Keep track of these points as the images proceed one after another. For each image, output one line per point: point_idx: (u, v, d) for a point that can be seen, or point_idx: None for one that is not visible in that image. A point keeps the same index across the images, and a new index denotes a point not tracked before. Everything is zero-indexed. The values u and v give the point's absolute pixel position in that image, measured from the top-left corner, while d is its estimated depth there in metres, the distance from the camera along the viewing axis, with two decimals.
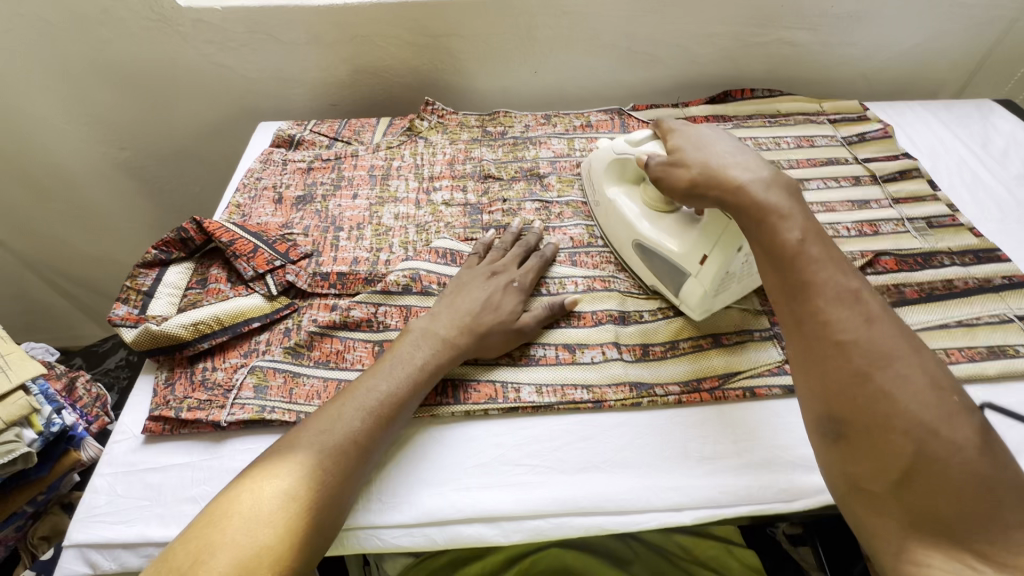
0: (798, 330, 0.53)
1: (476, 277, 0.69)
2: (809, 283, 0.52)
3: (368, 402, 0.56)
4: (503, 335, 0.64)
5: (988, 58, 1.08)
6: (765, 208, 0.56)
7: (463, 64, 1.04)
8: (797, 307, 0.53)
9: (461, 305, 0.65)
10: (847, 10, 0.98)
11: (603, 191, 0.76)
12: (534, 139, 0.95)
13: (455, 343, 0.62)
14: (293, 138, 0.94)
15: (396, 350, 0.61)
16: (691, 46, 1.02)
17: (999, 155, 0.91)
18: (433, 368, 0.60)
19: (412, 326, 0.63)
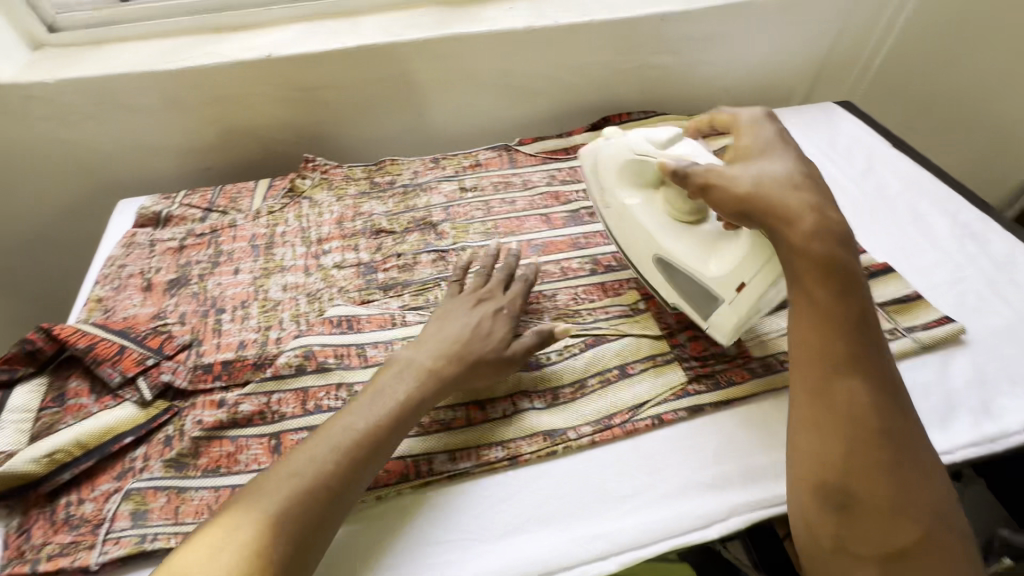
0: (825, 343, 0.55)
1: (461, 301, 0.69)
2: (841, 313, 0.56)
3: (336, 445, 0.54)
4: (488, 358, 0.64)
5: (826, 64, 1.20)
6: (827, 233, 0.56)
7: (341, 115, 1.01)
8: (826, 319, 0.56)
9: (448, 330, 0.65)
10: (699, 33, 1.06)
11: (613, 194, 0.72)
12: (424, 186, 0.93)
13: (439, 372, 0.61)
14: (160, 216, 0.87)
15: (377, 384, 0.60)
16: (565, 78, 1.06)
17: (845, 152, 1.01)
18: (415, 400, 0.59)
19: (397, 357, 0.62)
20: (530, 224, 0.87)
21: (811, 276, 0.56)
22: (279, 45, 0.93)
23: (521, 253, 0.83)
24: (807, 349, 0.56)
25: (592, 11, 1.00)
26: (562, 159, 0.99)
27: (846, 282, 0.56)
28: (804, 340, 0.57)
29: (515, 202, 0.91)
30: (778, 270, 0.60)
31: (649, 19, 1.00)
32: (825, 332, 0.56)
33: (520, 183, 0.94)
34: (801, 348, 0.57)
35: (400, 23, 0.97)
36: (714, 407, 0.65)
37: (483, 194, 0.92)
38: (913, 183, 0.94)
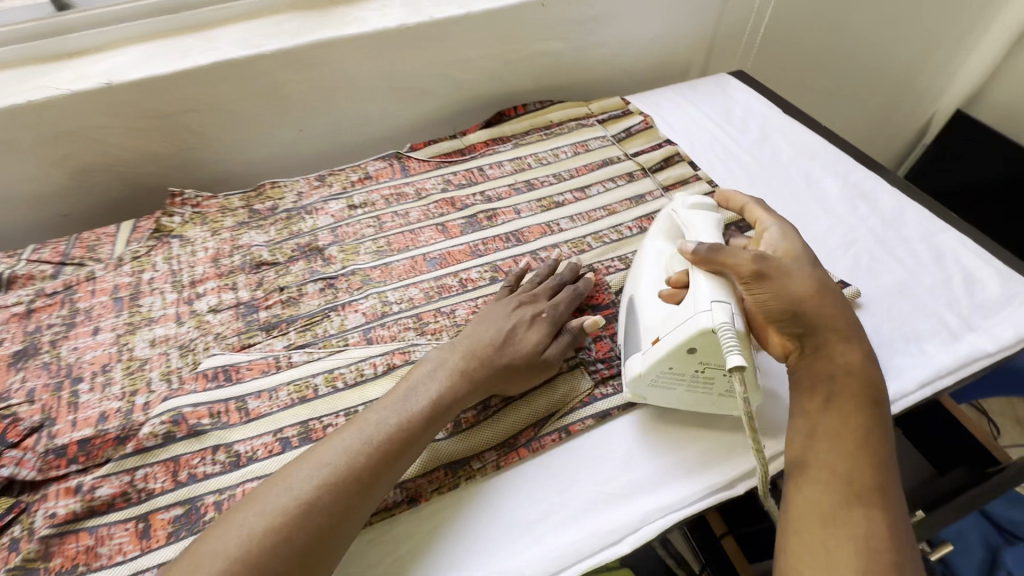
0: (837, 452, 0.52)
1: (504, 305, 0.68)
2: (852, 429, 0.53)
3: (365, 438, 0.53)
4: (521, 364, 0.62)
5: (717, 34, 1.20)
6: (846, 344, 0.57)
7: (210, 139, 0.92)
8: (834, 431, 0.54)
9: (480, 332, 0.64)
10: (584, 15, 1.02)
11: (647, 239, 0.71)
12: (309, 207, 0.86)
13: (473, 373, 0.60)
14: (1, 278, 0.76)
15: (410, 377, 0.59)
16: (452, 74, 1.01)
17: (740, 123, 1.01)
18: (448, 399, 0.57)
19: (430, 355, 0.61)
20: (425, 236, 0.82)
21: (813, 385, 0.57)
22: (121, 69, 0.83)
23: (416, 268, 0.78)
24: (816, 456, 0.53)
25: (468, 2, 0.95)
26: (457, 161, 0.94)
27: (860, 392, 0.55)
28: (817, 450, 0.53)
29: (409, 214, 0.85)
30: (694, 334, 0.54)
31: (528, 5, 0.96)
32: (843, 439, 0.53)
33: (413, 192, 0.89)
34: (806, 456, 0.54)
35: (260, 33, 0.89)
36: (621, 410, 0.63)
37: (373, 209, 0.86)
38: (805, 149, 0.95)
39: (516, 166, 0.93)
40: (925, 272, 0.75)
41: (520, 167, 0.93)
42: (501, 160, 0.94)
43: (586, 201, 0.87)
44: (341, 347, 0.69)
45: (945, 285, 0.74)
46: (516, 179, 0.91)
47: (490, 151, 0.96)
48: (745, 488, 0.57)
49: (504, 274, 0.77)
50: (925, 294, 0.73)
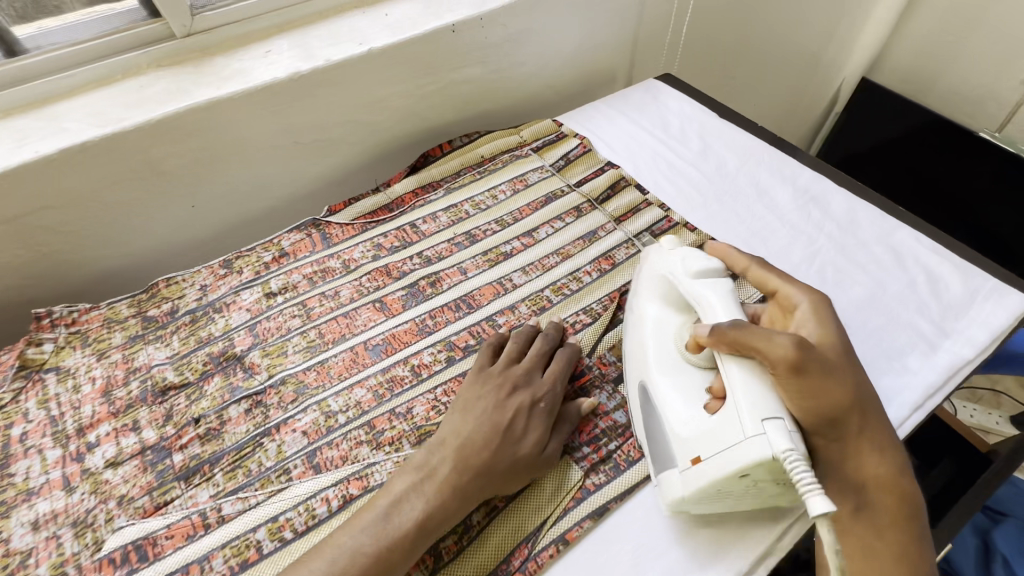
0: (888, 570, 0.47)
1: (491, 385, 0.59)
2: (890, 541, 0.49)
3: (338, 570, 0.47)
4: (519, 464, 0.54)
5: (637, 39, 1.15)
6: (876, 435, 0.52)
7: (80, 238, 0.77)
8: (878, 547, 0.48)
9: (470, 428, 0.55)
10: (500, 36, 0.93)
11: (645, 309, 0.63)
12: (218, 304, 0.73)
13: (463, 484, 0.52)
14: None
15: (390, 491, 0.52)
16: (364, 119, 0.89)
17: (679, 135, 0.96)
18: (435, 519, 0.50)
19: (411, 462, 0.54)
20: (362, 319, 0.71)
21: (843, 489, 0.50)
22: None
23: (358, 362, 0.67)
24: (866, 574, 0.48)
25: (369, 37, 0.84)
26: (385, 220, 0.83)
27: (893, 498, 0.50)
28: (864, 563, 0.48)
29: (339, 293, 0.74)
30: (752, 464, 0.46)
31: (437, 33, 0.86)
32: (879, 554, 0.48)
33: (340, 266, 0.77)
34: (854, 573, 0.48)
35: (119, 103, 0.73)
36: (619, 501, 0.56)
37: (296, 294, 0.74)
38: (747, 155, 0.92)
39: (452, 217, 0.83)
40: (889, 277, 0.73)
41: (457, 217, 0.83)
42: (434, 212, 0.84)
43: (536, 247, 0.79)
44: (282, 485, 0.57)
45: (910, 289, 0.72)
46: (455, 232, 0.81)
47: (420, 202, 0.86)
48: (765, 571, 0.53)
49: (462, 352, 0.68)
50: (896, 304, 0.71)
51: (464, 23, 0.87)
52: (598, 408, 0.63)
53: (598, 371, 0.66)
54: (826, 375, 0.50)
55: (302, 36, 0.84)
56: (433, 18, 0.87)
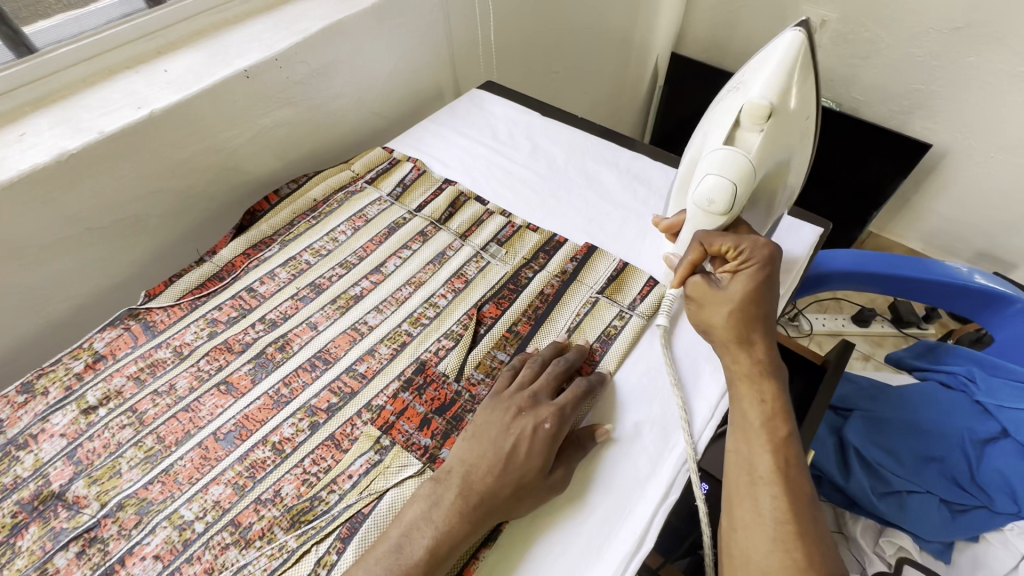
0: (751, 435, 0.55)
1: (498, 414, 0.59)
2: (756, 415, 0.56)
3: None
4: (524, 486, 0.54)
5: (451, 52, 1.16)
6: (758, 332, 0.58)
7: None
8: (745, 422, 0.56)
9: (476, 456, 0.56)
10: (304, 73, 0.89)
11: (692, 145, 0.67)
12: (22, 438, 0.62)
13: (475, 506, 0.53)
14: None
15: (402, 522, 0.52)
16: (165, 185, 0.80)
17: (509, 139, 0.99)
18: (447, 546, 0.51)
19: (420, 493, 0.54)
20: (206, 407, 0.64)
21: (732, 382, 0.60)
22: None
23: (209, 457, 0.60)
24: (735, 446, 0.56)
25: (148, 98, 0.75)
26: (216, 291, 0.76)
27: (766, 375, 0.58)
28: (735, 438, 0.56)
29: (175, 386, 0.66)
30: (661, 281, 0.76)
31: (230, 80, 0.80)
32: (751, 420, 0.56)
33: (172, 355, 0.69)
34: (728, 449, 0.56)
35: None
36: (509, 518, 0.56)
37: (123, 401, 0.65)
38: (573, 147, 0.97)
39: (292, 271, 0.78)
40: None
41: (298, 270, 0.78)
42: (271, 270, 0.78)
43: (386, 283, 0.77)
44: None
45: None
46: (298, 286, 0.77)
47: (253, 263, 0.79)
48: (652, 542, 0.55)
49: (326, 413, 0.64)
50: None
51: (258, 66, 0.82)
52: None
53: (468, 395, 0.65)
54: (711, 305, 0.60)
55: (62, 110, 0.73)
56: (223, 66, 0.81)
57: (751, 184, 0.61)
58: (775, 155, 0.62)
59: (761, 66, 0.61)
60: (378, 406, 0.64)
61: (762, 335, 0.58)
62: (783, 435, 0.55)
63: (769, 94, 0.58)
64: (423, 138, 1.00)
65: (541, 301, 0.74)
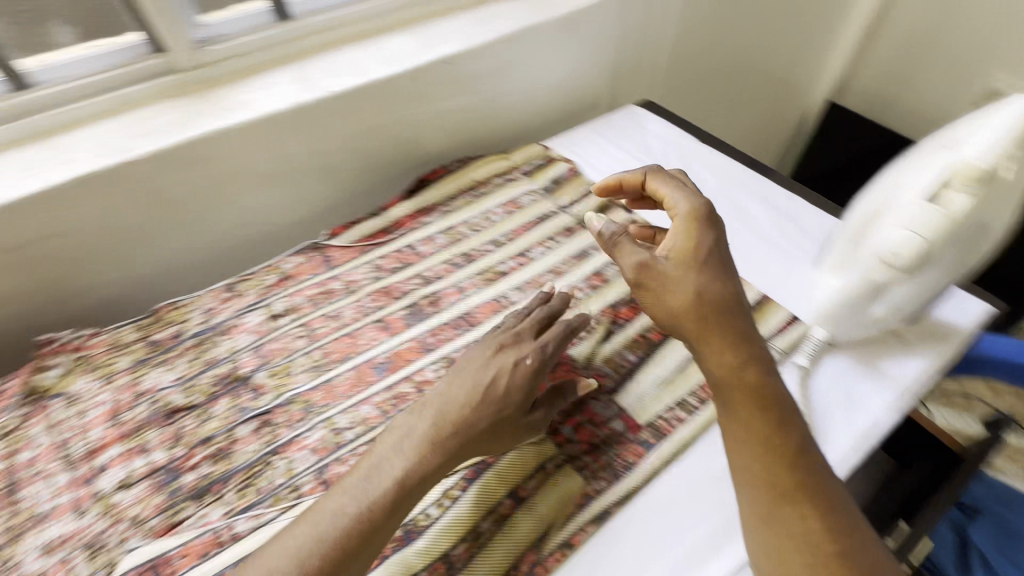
0: (763, 457, 0.50)
1: (482, 352, 0.60)
2: (755, 427, 0.51)
3: (320, 533, 0.47)
4: (499, 420, 0.55)
5: (618, 68, 1.21)
6: (733, 287, 0.57)
7: (82, 263, 0.78)
8: (750, 425, 0.51)
9: (453, 391, 0.56)
10: (491, 67, 0.98)
11: (879, 193, 0.66)
12: (222, 327, 0.75)
13: (451, 434, 0.53)
14: None
15: (366, 462, 0.52)
16: (360, 144, 0.93)
17: (661, 158, 1.02)
18: (416, 476, 0.51)
19: (395, 423, 0.54)
20: (365, 338, 0.74)
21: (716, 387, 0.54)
22: None
23: (364, 380, 0.69)
24: (742, 463, 0.52)
25: (367, 69, 0.88)
26: (384, 243, 0.86)
27: (739, 399, 0.52)
28: (744, 474, 0.51)
29: (342, 314, 0.77)
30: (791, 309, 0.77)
31: (433, 65, 0.91)
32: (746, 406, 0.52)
33: (343, 288, 0.80)
34: (739, 464, 0.51)
35: (127, 134, 0.76)
36: (620, 504, 0.59)
37: (300, 315, 0.77)
38: (725, 175, 0.97)
39: (449, 239, 0.87)
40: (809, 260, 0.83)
41: (454, 239, 0.87)
42: (431, 234, 0.87)
43: (529, 266, 0.83)
44: (293, 501, 0.59)
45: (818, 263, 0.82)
46: (452, 253, 0.85)
47: (417, 225, 0.89)
48: None
49: None
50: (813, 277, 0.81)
51: (458, 56, 0.92)
52: (596, 419, 0.65)
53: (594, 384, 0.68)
54: (661, 285, 0.57)
55: (301, 68, 0.88)
56: (429, 51, 0.92)
57: (947, 243, 0.59)
58: (981, 218, 0.59)
59: (979, 128, 0.60)
60: None
61: (725, 332, 0.54)
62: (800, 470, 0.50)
63: (990, 156, 0.57)
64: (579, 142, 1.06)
65: None
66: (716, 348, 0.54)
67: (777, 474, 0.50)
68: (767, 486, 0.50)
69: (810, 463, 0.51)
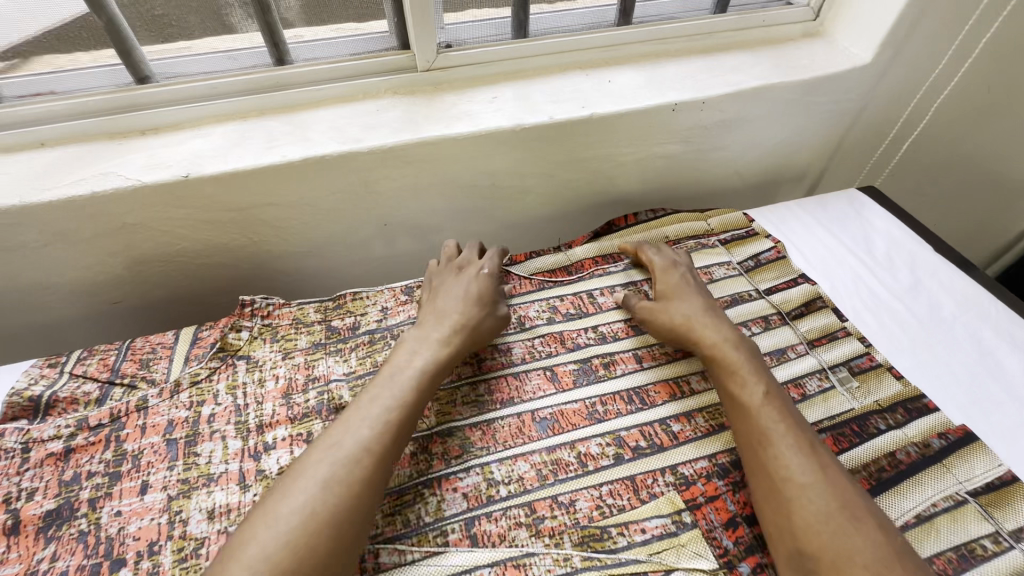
0: (744, 433, 0.60)
1: (445, 275, 0.75)
2: (750, 404, 0.61)
3: (369, 424, 0.56)
4: (484, 317, 0.70)
5: (841, 143, 1.08)
6: (708, 306, 0.72)
7: (286, 233, 0.82)
8: (742, 405, 0.61)
9: (441, 304, 0.70)
10: (713, 121, 0.90)
11: None
12: (396, 330, 0.75)
13: (459, 323, 0.68)
14: (38, 402, 0.64)
15: (394, 360, 0.64)
16: (558, 173, 0.89)
17: (885, 260, 0.88)
18: (436, 364, 0.63)
19: (405, 338, 0.66)
20: (531, 384, 0.70)
21: (722, 383, 0.65)
22: (199, 158, 0.72)
23: (524, 432, 0.65)
24: (739, 438, 0.60)
25: (591, 101, 0.83)
26: (563, 282, 0.82)
27: (728, 389, 0.63)
28: (740, 444, 0.60)
29: (512, 350, 0.74)
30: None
31: (660, 108, 0.84)
32: (741, 403, 0.62)
33: (515, 321, 0.77)
34: (738, 433, 0.60)
35: (357, 124, 0.78)
36: None
37: None
38: (966, 301, 0.82)
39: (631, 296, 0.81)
40: None
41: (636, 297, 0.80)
42: (613, 285, 0.82)
43: None
44: (439, 548, 0.56)
45: None
46: None
47: (600, 271, 0.84)
48: None
49: (631, 451, 0.64)
50: None
51: (686, 103, 0.85)
52: None
53: None
54: (653, 309, 0.73)
55: (524, 88, 0.86)
56: (657, 93, 0.85)
57: None
58: None
59: None
60: (684, 476, 0.62)
61: (707, 334, 0.68)
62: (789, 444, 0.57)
63: None
64: (785, 218, 0.95)
65: (889, 461, 0.64)
66: (710, 341, 0.67)
67: (761, 448, 0.57)
68: (756, 452, 0.58)
69: (798, 433, 0.58)
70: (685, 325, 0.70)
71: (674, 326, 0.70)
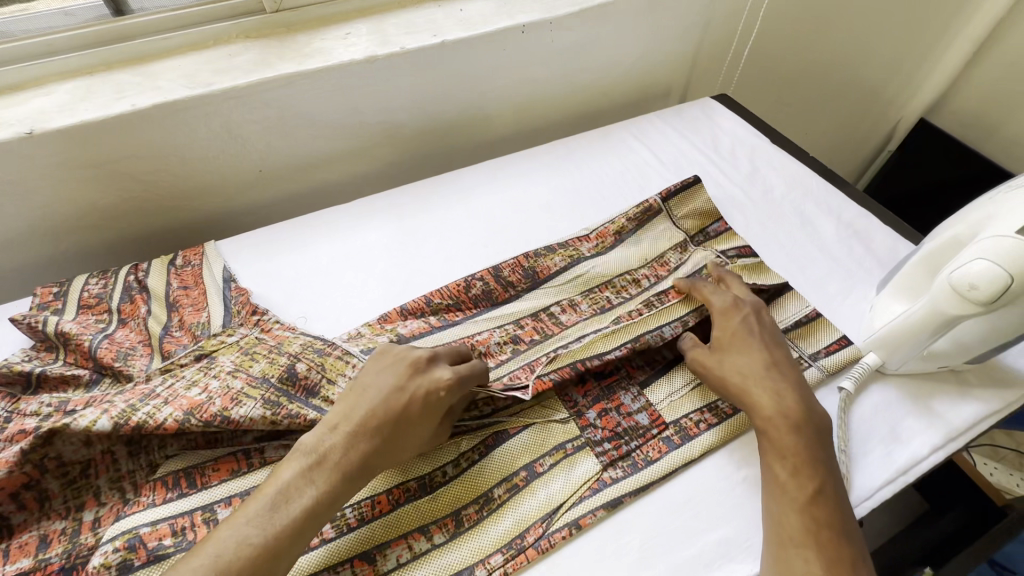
0: (781, 511, 0.52)
1: (384, 387, 0.53)
2: (794, 487, 0.52)
3: (221, 562, 0.42)
4: (393, 454, 0.51)
5: (695, 56, 1.16)
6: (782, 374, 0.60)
7: (158, 187, 0.83)
8: (784, 483, 0.53)
9: (350, 436, 0.49)
10: (566, 42, 0.96)
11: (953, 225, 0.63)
12: None
13: (365, 453, 0.49)
14: (30, 376, 0.63)
15: (277, 482, 0.47)
16: (425, 105, 0.93)
17: (729, 155, 0.98)
18: (312, 518, 0.46)
19: (297, 450, 0.48)
20: None
21: (775, 459, 0.55)
22: (45, 114, 0.72)
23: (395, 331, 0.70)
24: (773, 512, 0.53)
25: (442, 29, 0.87)
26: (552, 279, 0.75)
27: (776, 463, 0.54)
28: (768, 516, 0.53)
29: None
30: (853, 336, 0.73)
31: (509, 31, 0.89)
32: (789, 485, 0.53)
33: None
34: (772, 509, 0.53)
35: (209, 68, 0.79)
36: (632, 496, 0.59)
37: None
38: (795, 181, 0.93)
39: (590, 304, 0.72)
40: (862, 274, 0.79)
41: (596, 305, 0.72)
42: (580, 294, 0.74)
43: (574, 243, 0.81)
44: None
45: (871, 278, 0.79)
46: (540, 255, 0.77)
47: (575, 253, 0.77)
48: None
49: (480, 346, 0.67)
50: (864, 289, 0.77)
51: (535, 24, 0.90)
52: (622, 409, 0.65)
53: (626, 373, 0.68)
54: (721, 357, 0.62)
55: (377, 22, 0.88)
56: (506, 17, 0.90)
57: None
58: None
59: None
60: None
61: (771, 402, 0.57)
62: (826, 537, 0.49)
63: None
64: (645, 129, 1.03)
65: None
66: (769, 410, 0.57)
67: (796, 538, 0.50)
68: (790, 538, 0.50)
69: (843, 534, 0.50)
70: (746, 390, 0.58)
71: (736, 383, 0.59)
